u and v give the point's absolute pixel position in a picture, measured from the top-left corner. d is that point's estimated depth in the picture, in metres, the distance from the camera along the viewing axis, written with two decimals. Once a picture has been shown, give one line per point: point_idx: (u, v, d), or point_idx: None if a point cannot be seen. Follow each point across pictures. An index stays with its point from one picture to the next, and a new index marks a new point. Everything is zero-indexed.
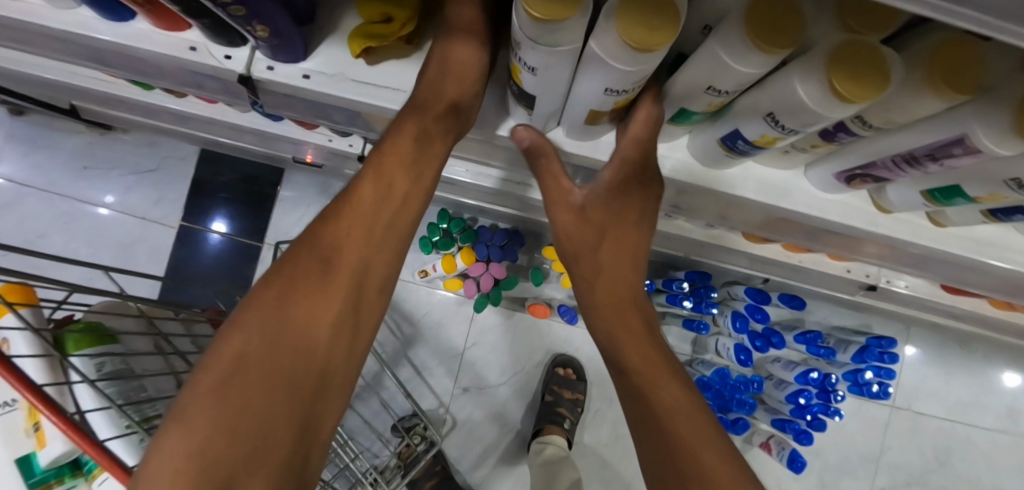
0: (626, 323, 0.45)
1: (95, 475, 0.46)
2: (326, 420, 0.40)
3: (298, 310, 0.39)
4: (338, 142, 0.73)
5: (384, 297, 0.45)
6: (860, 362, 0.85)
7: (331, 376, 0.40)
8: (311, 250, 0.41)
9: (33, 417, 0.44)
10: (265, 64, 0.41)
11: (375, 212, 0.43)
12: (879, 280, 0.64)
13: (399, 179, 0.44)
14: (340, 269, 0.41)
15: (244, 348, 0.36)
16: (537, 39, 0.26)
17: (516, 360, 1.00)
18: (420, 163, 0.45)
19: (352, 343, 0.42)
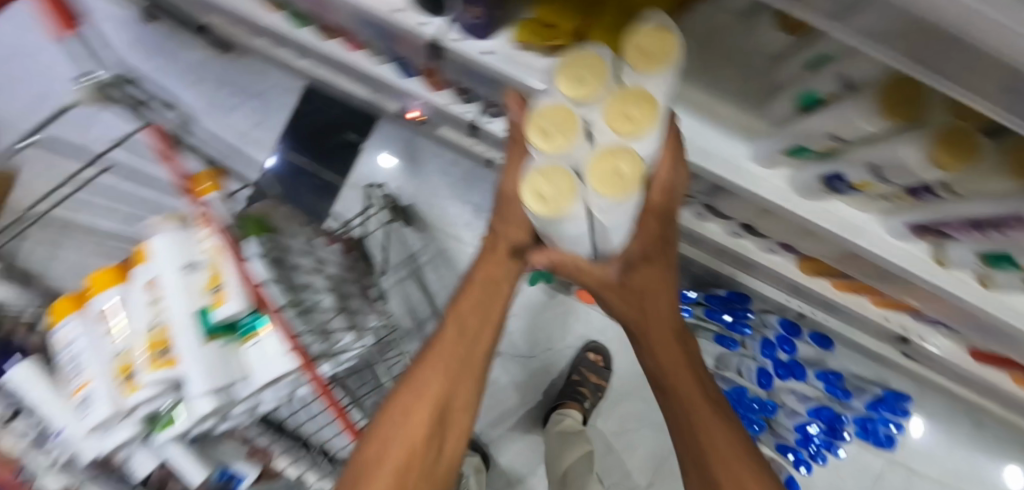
0: (686, 381, 0.46)
1: (248, 337, 0.46)
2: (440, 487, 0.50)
3: (417, 402, 0.49)
4: (456, 108, 0.74)
5: (478, 384, 0.51)
6: (872, 410, 0.93)
7: (439, 459, 0.50)
8: (433, 359, 0.50)
9: (213, 279, 0.45)
10: (455, 35, 0.47)
11: (459, 333, 0.50)
12: (910, 334, 0.70)
13: (474, 301, 0.51)
14: (431, 381, 0.50)
15: (373, 445, 0.49)
16: (551, 225, 0.38)
17: (549, 338, 1.09)
18: (492, 283, 0.50)
19: (450, 436, 0.50)
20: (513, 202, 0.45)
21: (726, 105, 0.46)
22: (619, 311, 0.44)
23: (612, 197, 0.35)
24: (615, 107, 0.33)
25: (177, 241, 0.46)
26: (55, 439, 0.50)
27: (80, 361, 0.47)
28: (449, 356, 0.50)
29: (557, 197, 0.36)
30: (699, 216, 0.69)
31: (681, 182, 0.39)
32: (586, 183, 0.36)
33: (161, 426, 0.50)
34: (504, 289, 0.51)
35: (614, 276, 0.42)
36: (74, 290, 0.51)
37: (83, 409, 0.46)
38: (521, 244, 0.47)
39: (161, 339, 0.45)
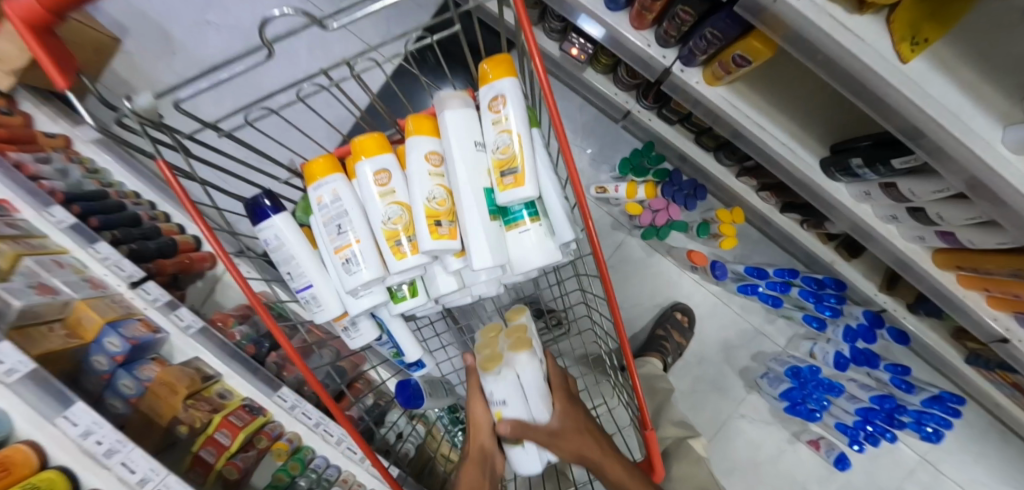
0: (616, 470, 0.60)
1: (516, 225, 0.49)
2: None
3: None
4: (654, 50, 0.75)
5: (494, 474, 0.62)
6: (929, 405, 1.00)
7: None
8: (470, 439, 0.63)
9: (497, 163, 0.48)
10: None
11: (484, 419, 0.62)
12: (1014, 337, 0.77)
13: (481, 405, 0.62)
14: (468, 471, 0.60)
15: None
16: (493, 384, 0.59)
17: (639, 294, 1.14)
18: (486, 451, 0.62)
19: None
20: (478, 415, 0.62)
21: (992, 90, 0.50)
22: (559, 439, 0.59)
23: (499, 365, 0.58)
24: (492, 352, 0.61)
25: (465, 119, 0.48)
26: (297, 293, 0.53)
27: (346, 221, 0.50)
28: (480, 433, 0.62)
29: (493, 359, 0.59)
30: (863, 196, 0.74)
31: (570, 430, 0.60)
32: (504, 345, 0.62)
33: (398, 298, 0.54)
34: (495, 464, 0.63)
35: (553, 423, 0.59)
36: (329, 153, 0.52)
37: (348, 267, 0.50)
38: (489, 443, 0.62)
39: (439, 211, 0.48)
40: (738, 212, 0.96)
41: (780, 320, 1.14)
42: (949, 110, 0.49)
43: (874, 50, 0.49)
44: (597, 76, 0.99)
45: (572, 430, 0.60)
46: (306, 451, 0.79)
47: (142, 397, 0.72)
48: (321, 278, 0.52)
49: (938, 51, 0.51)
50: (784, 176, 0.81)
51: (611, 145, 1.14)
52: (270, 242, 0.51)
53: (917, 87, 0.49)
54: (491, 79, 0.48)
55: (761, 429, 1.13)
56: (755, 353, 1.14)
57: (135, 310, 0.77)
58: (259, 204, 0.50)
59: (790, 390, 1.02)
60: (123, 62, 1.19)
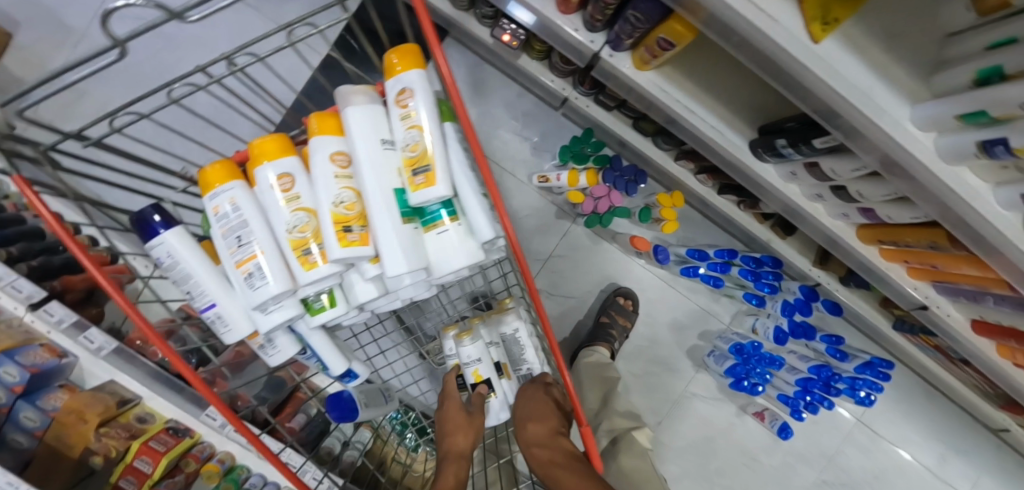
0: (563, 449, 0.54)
1: (434, 225, 0.47)
2: None
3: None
4: (581, 35, 0.73)
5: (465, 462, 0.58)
6: (861, 372, 1.06)
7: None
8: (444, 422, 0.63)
9: (407, 161, 0.45)
10: None
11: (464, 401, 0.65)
12: (931, 303, 0.82)
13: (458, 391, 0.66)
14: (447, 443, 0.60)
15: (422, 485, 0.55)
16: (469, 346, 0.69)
17: (585, 283, 1.13)
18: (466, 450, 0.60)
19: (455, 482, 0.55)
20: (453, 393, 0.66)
21: (902, 69, 0.51)
22: (520, 418, 0.58)
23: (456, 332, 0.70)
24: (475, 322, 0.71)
25: (371, 116, 0.45)
26: (201, 313, 0.49)
27: (247, 232, 0.46)
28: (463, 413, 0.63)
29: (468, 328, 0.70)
30: (790, 176, 0.75)
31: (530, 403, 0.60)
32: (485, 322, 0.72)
33: (313, 310, 0.51)
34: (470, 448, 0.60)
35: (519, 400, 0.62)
36: (226, 158, 0.48)
37: (252, 282, 0.46)
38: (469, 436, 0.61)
39: (349, 216, 0.45)
40: (678, 196, 0.98)
41: (724, 298, 1.15)
42: (860, 92, 0.50)
43: (790, 32, 0.48)
44: (533, 62, 0.95)
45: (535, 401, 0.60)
46: (240, 470, 0.75)
47: (49, 429, 0.67)
48: (226, 295, 0.48)
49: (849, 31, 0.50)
50: (717, 158, 0.81)
51: (553, 133, 1.12)
52: (164, 260, 0.47)
53: (835, 70, 0.49)
54: (397, 71, 0.44)
55: (712, 406, 1.17)
56: (702, 332, 1.15)
57: (34, 336, 0.68)
58: (147, 219, 0.46)
59: (734, 366, 1.04)
60: (14, 58, 1.06)
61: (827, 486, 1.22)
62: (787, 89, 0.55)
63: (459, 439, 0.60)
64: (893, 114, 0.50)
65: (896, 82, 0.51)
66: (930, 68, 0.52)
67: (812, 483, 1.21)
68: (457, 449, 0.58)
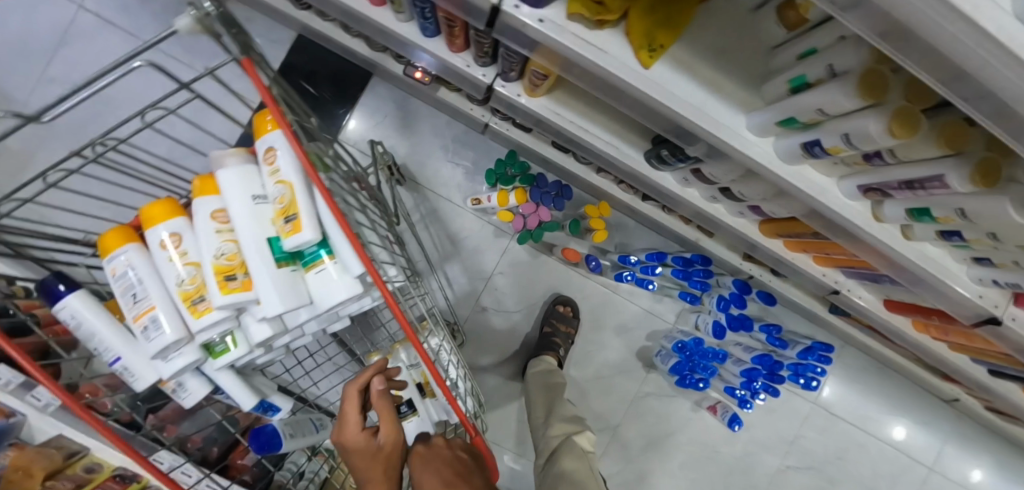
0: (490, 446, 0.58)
1: (313, 265, 0.52)
2: None
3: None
4: (473, 70, 0.79)
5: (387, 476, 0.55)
6: (803, 358, 1.08)
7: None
8: None
9: (279, 211, 0.50)
10: (513, 2, 0.52)
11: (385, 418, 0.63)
12: (843, 287, 0.86)
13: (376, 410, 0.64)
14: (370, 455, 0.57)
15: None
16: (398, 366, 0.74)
17: (530, 294, 1.19)
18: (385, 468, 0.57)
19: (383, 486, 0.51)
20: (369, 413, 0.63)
21: (732, 83, 0.56)
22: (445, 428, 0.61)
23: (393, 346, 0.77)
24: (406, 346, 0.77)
25: (242, 173, 0.49)
26: (110, 366, 0.53)
27: (141, 289, 0.50)
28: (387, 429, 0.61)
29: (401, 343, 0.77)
30: (685, 181, 0.80)
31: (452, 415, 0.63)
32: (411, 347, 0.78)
33: (215, 353, 0.55)
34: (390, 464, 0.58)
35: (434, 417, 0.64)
36: (122, 224, 0.53)
37: (147, 334, 0.50)
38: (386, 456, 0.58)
39: (230, 266, 0.49)
40: (603, 207, 1.02)
41: (665, 298, 1.20)
42: (693, 107, 0.54)
43: (618, 60, 0.53)
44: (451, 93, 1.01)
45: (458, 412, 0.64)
46: None
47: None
48: (128, 348, 0.52)
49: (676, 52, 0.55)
50: (621, 171, 0.86)
51: (484, 156, 1.18)
52: (70, 321, 0.51)
53: (666, 90, 0.54)
54: (265, 131, 0.50)
55: (667, 402, 1.21)
56: (648, 333, 1.20)
57: None
58: (52, 287, 0.50)
59: (677, 364, 1.09)
60: None
61: (791, 470, 1.24)
62: (640, 108, 0.60)
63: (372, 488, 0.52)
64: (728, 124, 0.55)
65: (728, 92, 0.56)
66: (762, 79, 0.56)
67: (776, 470, 1.24)
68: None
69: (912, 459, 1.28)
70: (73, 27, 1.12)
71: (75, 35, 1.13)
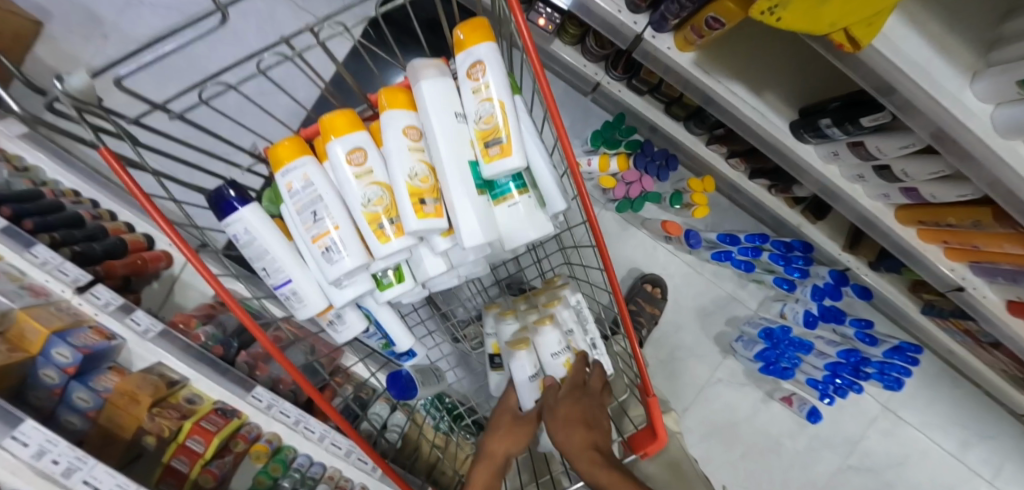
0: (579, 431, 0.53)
1: (504, 199, 0.47)
2: (496, 441, 0.57)
3: (506, 448, 0.56)
4: (624, 17, 0.73)
5: (509, 447, 0.56)
6: (891, 356, 1.03)
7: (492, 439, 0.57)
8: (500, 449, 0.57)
9: (483, 134, 0.45)
10: None
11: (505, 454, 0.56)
12: (968, 284, 0.83)
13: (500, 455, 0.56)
14: (492, 445, 0.56)
15: None
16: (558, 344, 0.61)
17: (614, 268, 1.15)
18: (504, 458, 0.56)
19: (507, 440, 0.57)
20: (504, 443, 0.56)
21: (958, 44, 0.52)
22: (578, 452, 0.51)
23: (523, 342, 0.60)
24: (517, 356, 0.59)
25: (445, 91, 0.45)
26: (275, 289, 0.48)
27: (322, 207, 0.46)
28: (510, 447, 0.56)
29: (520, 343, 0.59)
30: (832, 156, 0.75)
31: (592, 461, 0.50)
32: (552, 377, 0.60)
33: (382, 285, 0.51)
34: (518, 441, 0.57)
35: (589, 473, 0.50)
36: (295, 134, 0.48)
37: (328, 256, 0.45)
38: (506, 453, 0.56)
39: (423, 189, 0.45)
40: (710, 181, 0.98)
41: (750, 284, 1.17)
42: (929, 80, 0.51)
43: (884, 36, 0.50)
44: (566, 48, 0.95)
45: (593, 460, 0.50)
46: (287, 450, 0.75)
47: (102, 410, 0.66)
48: (301, 271, 0.48)
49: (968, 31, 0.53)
50: (756, 140, 0.81)
51: (583, 120, 1.10)
52: (240, 237, 0.46)
53: (912, 64, 0.50)
54: (465, 46, 0.45)
55: (736, 391, 1.19)
56: (729, 318, 1.17)
57: (85, 317, 0.70)
58: (223, 196, 0.45)
59: (763, 351, 1.06)
60: (47, 46, 1.00)
61: (851, 470, 1.23)
62: (860, 65, 0.53)
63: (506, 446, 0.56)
64: (999, 77, 0.49)
65: (939, 49, 0.52)
66: (985, 47, 0.53)
67: (835, 469, 1.23)
68: (501, 451, 0.56)
69: (970, 469, 1.26)
70: None
71: None
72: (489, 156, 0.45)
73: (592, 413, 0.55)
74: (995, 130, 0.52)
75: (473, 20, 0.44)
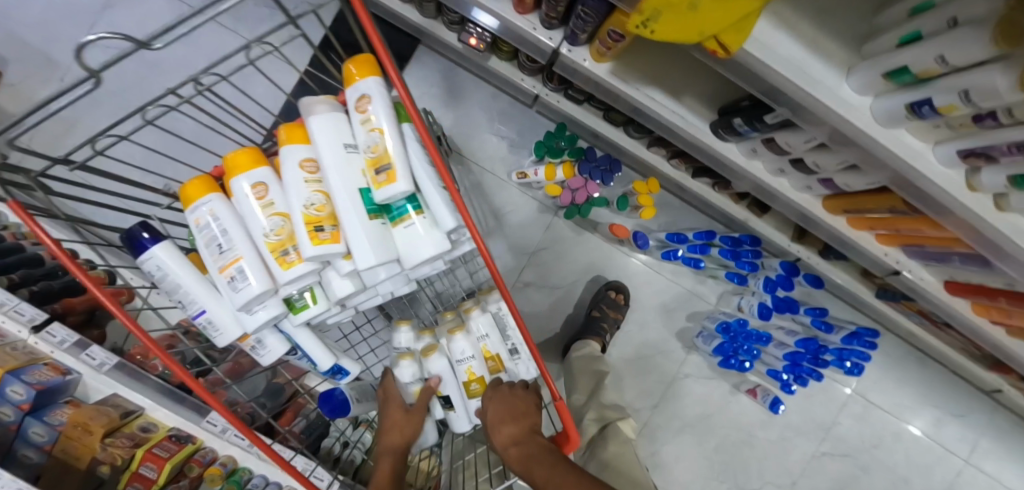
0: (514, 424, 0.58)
1: (400, 220, 0.50)
2: (391, 430, 0.65)
3: (403, 430, 0.65)
4: (540, 33, 0.75)
5: (404, 433, 0.65)
6: (848, 343, 1.04)
7: (392, 429, 0.65)
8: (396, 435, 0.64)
9: (372, 162, 0.48)
10: None
11: (401, 438, 0.64)
12: (903, 268, 0.85)
13: (399, 438, 0.64)
14: (391, 433, 0.65)
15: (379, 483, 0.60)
16: (463, 353, 0.66)
17: (572, 272, 1.17)
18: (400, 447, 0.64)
19: (403, 426, 0.65)
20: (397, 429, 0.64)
21: (833, 42, 0.55)
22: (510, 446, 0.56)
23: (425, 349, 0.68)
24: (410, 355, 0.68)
25: (334, 124, 0.48)
26: (193, 319, 0.51)
27: (227, 239, 0.49)
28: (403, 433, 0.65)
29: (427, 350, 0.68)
30: (752, 152, 0.77)
31: (521, 447, 0.56)
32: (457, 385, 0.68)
33: (296, 308, 0.54)
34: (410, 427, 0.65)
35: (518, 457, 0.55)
36: (204, 173, 0.51)
37: (235, 285, 0.48)
38: (402, 439, 0.64)
39: (319, 217, 0.48)
40: (653, 182, 1.00)
41: (708, 279, 1.19)
42: (809, 78, 0.53)
43: (759, 41, 0.52)
44: (502, 63, 0.98)
45: (521, 448, 0.55)
46: (243, 472, 0.78)
47: (57, 443, 0.69)
48: (214, 301, 0.51)
49: (846, 29, 0.55)
50: (683, 141, 0.83)
51: (530, 130, 1.13)
52: (154, 273, 0.49)
53: (789, 65, 0.52)
54: (355, 80, 0.48)
55: (704, 386, 1.20)
56: (690, 314, 1.19)
57: (40, 355, 0.72)
58: (136, 237, 0.48)
59: (721, 344, 1.08)
60: (6, 95, 1.04)
61: (826, 457, 1.24)
62: (744, 69, 0.55)
63: (405, 432, 0.65)
64: (872, 70, 0.51)
65: (815, 48, 0.54)
66: (863, 40, 0.55)
67: (810, 457, 1.24)
68: (401, 437, 0.64)
69: (946, 449, 1.26)
70: None
71: None
72: (378, 183, 0.48)
73: (525, 406, 0.61)
74: (877, 119, 0.55)
75: (358, 57, 0.47)
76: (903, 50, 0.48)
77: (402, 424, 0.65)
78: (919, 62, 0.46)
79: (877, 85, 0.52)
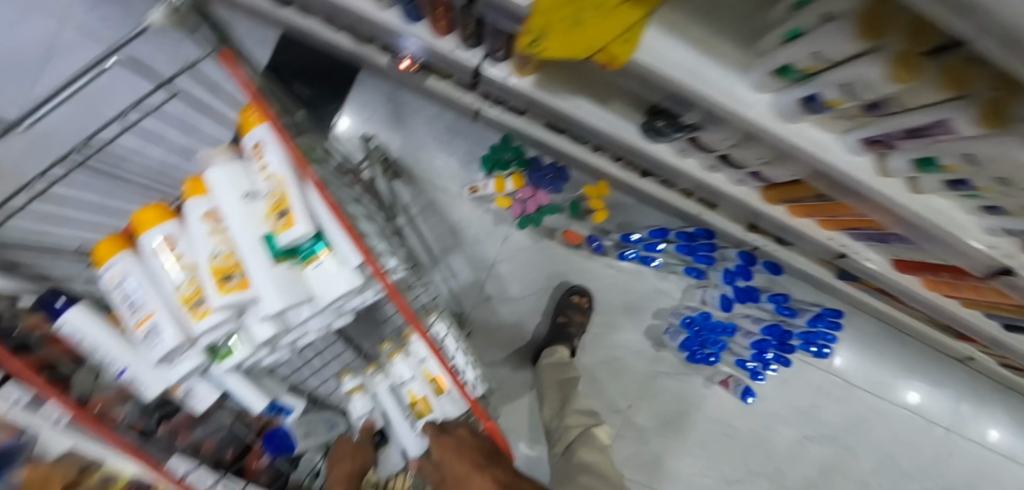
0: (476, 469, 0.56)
1: (311, 260, 0.50)
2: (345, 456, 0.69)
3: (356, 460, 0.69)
4: (459, 53, 0.76)
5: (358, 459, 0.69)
6: (812, 325, 1.05)
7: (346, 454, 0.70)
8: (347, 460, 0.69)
9: (273, 207, 0.48)
10: None
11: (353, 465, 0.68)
12: (849, 250, 0.85)
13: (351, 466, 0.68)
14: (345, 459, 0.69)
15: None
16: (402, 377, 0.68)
17: (536, 280, 1.17)
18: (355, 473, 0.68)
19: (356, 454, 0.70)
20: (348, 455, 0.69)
21: (727, 44, 0.55)
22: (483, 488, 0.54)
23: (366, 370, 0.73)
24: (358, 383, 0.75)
25: (232, 173, 0.48)
26: (118, 376, 0.52)
27: (139, 296, 0.49)
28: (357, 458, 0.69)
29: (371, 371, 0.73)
30: (682, 151, 0.78)
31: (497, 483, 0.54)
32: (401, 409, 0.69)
33: (221, 356, 0.54)
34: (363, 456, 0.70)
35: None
36: (116, 232, 0.52)
37: (150, 340, 0.49)
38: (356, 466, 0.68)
39: (225, 267, 0.48)
40: (602, 186, 1.01)
41: (671, 275, 1.19)
42: (704, 80, 0.54)
43: (651, 49, 0.53)
44: (439, 83, 0.98)
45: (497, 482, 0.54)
46: None
47: None
48: (135, 357, 0.51)
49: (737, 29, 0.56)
50: (617, 145, 0.84)
51: (479, 144, 1.14)
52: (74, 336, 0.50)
53: (683, 70, 0.53)
54: (248, 128, 0.49)
55: (677, 381, 1.21)
56: (656, 311, 1.19)
57: None
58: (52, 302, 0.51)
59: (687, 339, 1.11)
60: None
61: (807, 441, 1.24)
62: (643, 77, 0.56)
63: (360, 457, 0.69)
64: (762, 68, 0.52)
65: (709, 51, 0.54)
66: (754, 36, 0.56)
67: (792, 442, 1.24)
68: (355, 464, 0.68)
69: (927, 420, 1.26)
70: (56, 42, 1.08)
71: (56, 49, 1.08)
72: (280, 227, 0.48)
73: (477, 448, 0.58)
74: (777, 115, 0.55)
75: (249, 107, 0.49)
76: (784, 48, 0.48)
77: (357, 452, 0.70)
78: (798, 58, 0.46)
79: (769, 82, 0.53)
